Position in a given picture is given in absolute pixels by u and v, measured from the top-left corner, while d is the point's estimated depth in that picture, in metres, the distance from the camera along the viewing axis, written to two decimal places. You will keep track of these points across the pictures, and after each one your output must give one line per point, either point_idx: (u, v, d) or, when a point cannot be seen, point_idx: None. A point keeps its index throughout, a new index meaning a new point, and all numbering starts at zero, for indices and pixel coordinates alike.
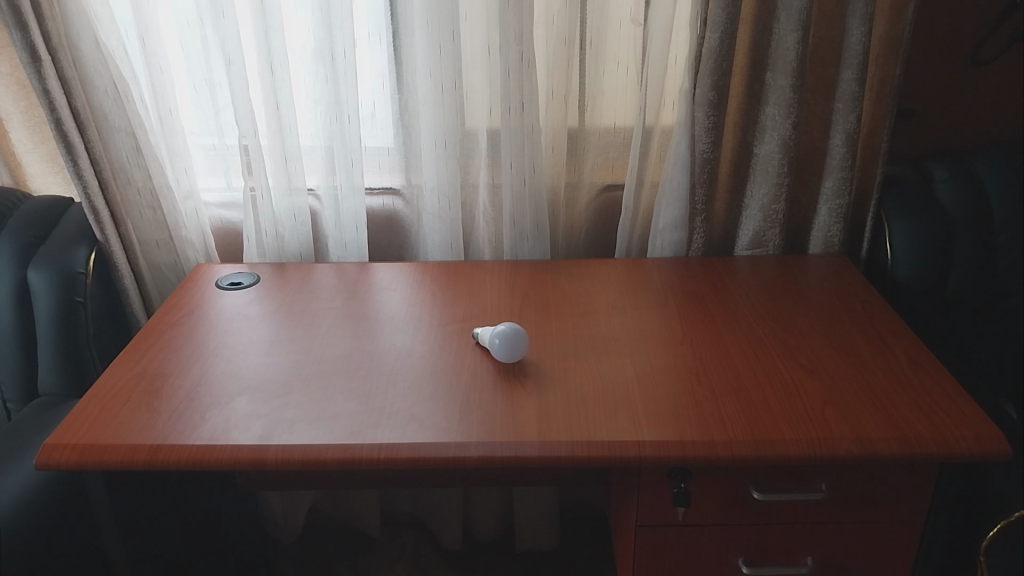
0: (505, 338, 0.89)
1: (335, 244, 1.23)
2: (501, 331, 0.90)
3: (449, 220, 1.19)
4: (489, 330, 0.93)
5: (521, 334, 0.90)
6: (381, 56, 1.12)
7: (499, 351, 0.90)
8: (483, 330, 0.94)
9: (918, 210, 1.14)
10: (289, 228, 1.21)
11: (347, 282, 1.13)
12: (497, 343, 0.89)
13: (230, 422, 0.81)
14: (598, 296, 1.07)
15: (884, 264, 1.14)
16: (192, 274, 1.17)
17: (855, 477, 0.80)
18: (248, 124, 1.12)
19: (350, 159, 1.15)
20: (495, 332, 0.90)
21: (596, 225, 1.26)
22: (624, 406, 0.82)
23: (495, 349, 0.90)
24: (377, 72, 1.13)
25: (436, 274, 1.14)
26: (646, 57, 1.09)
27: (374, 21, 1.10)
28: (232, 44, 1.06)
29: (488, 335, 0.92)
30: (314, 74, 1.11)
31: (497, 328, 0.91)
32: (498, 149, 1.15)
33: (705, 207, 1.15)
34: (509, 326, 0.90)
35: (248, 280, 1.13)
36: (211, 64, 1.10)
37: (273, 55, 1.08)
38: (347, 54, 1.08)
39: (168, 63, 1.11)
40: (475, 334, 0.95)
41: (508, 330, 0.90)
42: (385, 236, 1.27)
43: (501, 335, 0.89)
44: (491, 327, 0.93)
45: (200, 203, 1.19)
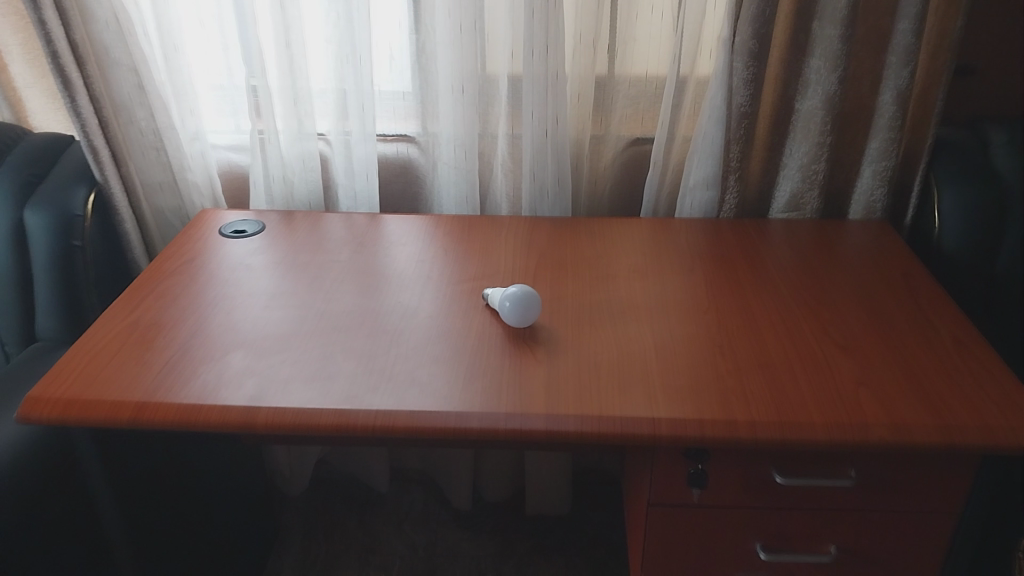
0: (515, 302, 0.83)
1: (345, 192, 1.17)
2: (512, 294, 0.84)
3: (467, 172, 1.13)
4: (498, 293, 0.87)
5: (533, 298, 0.84)
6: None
7: (508, 317, 0.84)
8: (492, 292, 0.89)
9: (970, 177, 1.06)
10: (298, 175, 1.15)
11: (357, 234, 1.08)
12: (507, 308, 0.84)
13: (222, 379, 0.77)
14: (619, 258, 1.00)
15: (929, 234, 1.07)
16: (196, 220, 1.12)
17: (888, 466, 0.74)
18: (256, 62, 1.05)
19: (363, 103, 1.08)
20: (505, 295, 0.85)
21: (622, 182, 1.18)
22: (640, 378, 0.77)
23: (504, 314, 0.84)
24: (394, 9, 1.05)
25: (450, 228, 1.08)
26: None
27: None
28: None
29: (497, 298, 0.87)
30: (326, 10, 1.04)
31: (507, 291, 0.86)
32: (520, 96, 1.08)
33: (741, 163, 1.07)
34: (521, 289, 0.85)
35: (253, 228, 1.08)
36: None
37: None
38: None
39: None
40: (485, 295, 0.89)
41: (519, 294, 0.84)
42: (398, 186, 1.21)
43: (511, 299, 0.84)
44: (500, 290, 0.87)
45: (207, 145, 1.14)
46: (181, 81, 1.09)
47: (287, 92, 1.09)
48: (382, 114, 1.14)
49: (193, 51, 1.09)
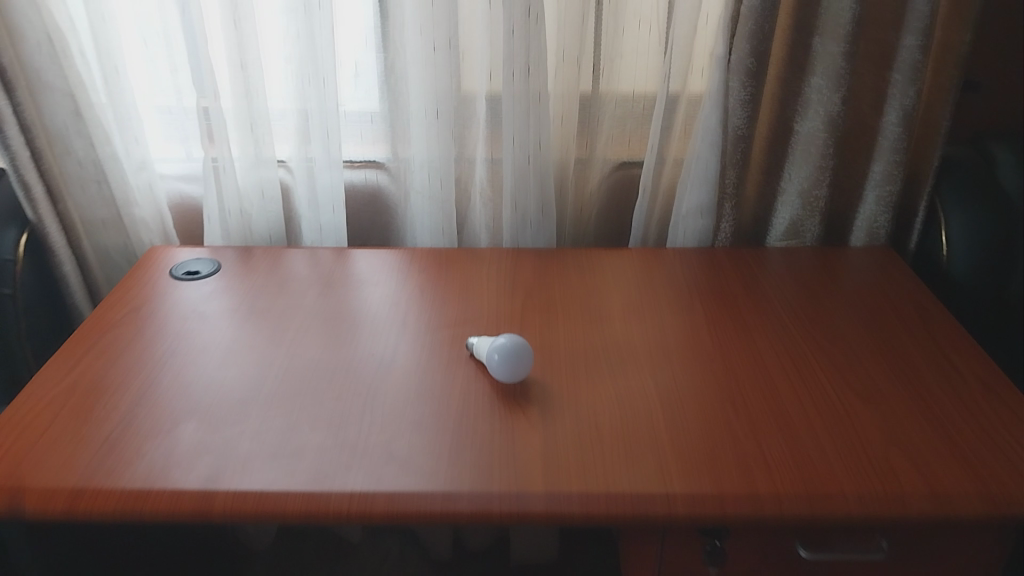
0: (505, 354, 0.75)
1: (309, 225, 1.07)
2: (501, 345, 0.75)
3: (443, 203, 1.04)
4: (485, 342, 0.78)
5: (524, 349, 0.76)
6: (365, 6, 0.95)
7: (496, 370, 0.75)
8: (477, 340, 0.80)
9: (980, 198, 0.99)
10: (256, 207, 1.06)
11: (323, 272, 0.98)
12: (495, 360, 0.75)
13: (171, 459, 0.67)
14: (611, 296, 0.91)
15: (935, 259, 1.00)
16: (143, 260, 1.01)
17: (923, 535, 0.66)
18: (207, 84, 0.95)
19: (327, 127, 0.99)
20: (493, 346, 0.76)
21: (609, 207, 1.10)
22: (648, 441, 0.68)
23: (492, 367, 0.76)
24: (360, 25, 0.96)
25: (425, 264, 0.99)
26: (674, 14, 0.92)
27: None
28: None
29: (484, 348, 0.78)
30: (285, 24, 0.94)
31: (495, 341, 0.77)
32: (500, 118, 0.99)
33: (737, 190, 1.00)
34: (511, 340, 0.76)
35: (207, 269, 0.98)
36: (165, 12, 0.93)
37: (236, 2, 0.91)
38: (324, 6, 0.92)
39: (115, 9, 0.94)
40: (469, 344, 0.80)
41: (509, 345, 0.75)
42: (368, 216, 1.12)
43: (501, 350, 0.75)
44: (487, 339, 0.79)
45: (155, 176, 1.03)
46: (123, 107, 0.98)
47: (242, 117, 0.99)
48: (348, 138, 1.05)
49: (136, 72, 0.98)
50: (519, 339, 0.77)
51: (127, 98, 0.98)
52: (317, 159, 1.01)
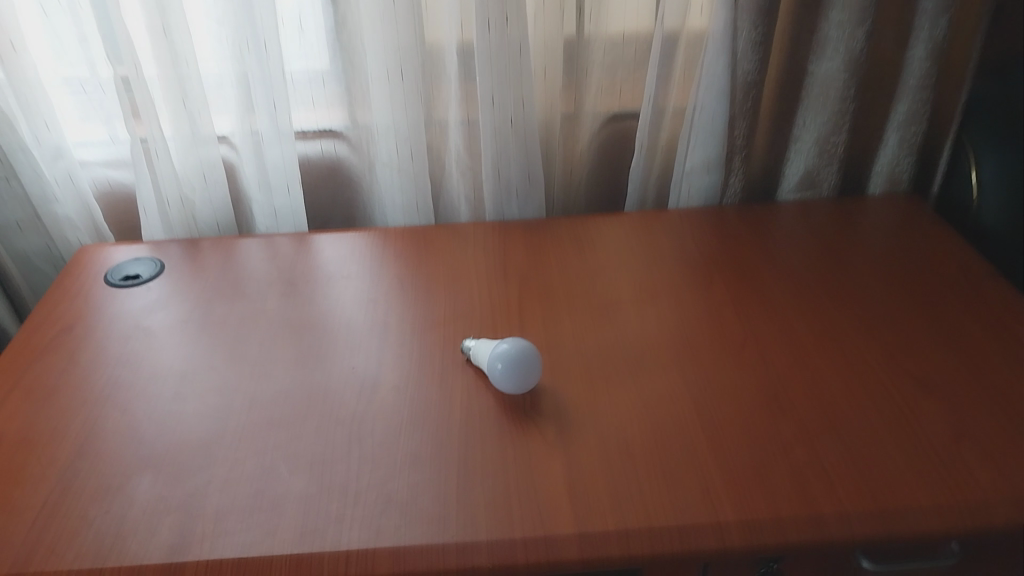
0: (510, 364, 0.64)
1: (262, 209, 0.94)
2: (505, 353, 0.65)
3: (414, 176, 0.91)
4: (485, 347, 0.67)
5: (532, 356, 0.65)
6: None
7: (501, 382, 0.65)
8: (476, 343, 0.69)
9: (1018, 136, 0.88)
10: (199, 194, 0.92)
11: (286, 267, 0.86)
12: (499, 371, 0.64)
13: (123, 529, 0.57)
14: (620, 274, 0.82)
15: (969, 206, 0.91)
16: (73, 263, 0.88)
17: (1004, 543, 0.58)
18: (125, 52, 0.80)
19: (273, 98, 0.85)
20: (496, 354, 0.65)
21: (601, 167, 0.99)
22: (679, 460, 0.59)
23: (495, 377, 0.65)
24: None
25: (401, 249, 0.88)
26: None
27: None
28: None
29: (485, 354, 0.67)
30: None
31: (498, 346, 0.66)
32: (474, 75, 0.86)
33: (748, 141, 0.90)
34: (516, 346, 0.65)
35: (148, 271, 0.85)
36: None
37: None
38: None
39: None
40: (465, 350, 0.70)
41: (514, 353, 0.64)
42: (327, 191, 0.98)
43: (505, 359, 0.64)
44: (487, 343, 0.68)
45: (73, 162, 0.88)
46: (26, 84, 0.82)
47: (171, 90, 0.85)
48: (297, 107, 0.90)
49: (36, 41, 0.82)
50: (525, 343, 0.66)
51: (30, 72, 0.82)
52: (263, 133, 0.87)
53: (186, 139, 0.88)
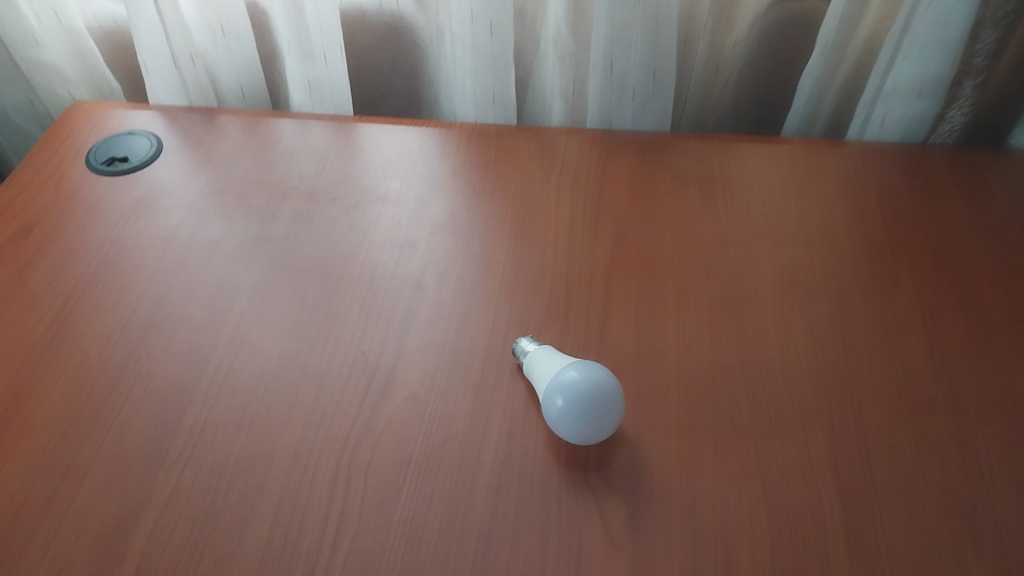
0: (573, 403, 0.43)
1: (295, 79, 0.71)
2: (570, 385, 0.44)
3: (494, 57, 0.66)
4: (545, 365, 0.47)
5: (608, 396, 0.44)
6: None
7: (556, 425, 0.44)
8: (535, 353, 0.48)
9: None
10: (217, 52, 0.72)
11: (318, 163, 0.65)
12: (556, 409, 0.44)
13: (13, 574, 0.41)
14: (763, 243, 0.58)
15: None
16: (59, 129, 0.69)
17: None
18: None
19: None
20: (557, 384, 0.44)
21: (756, 63, 0.71)
22: (825, 569, 0.40)
23: (550, 416, 0.44)
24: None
25: (466, 160, 0.65)
26: None
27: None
28: None
29: (544, 376, 0.46)
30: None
31: (563, 371, 0.45)
32: None
33: (991, 60, 0.61)
34: (588, 377, 0.44)
35: (141, 153, 0.66)
36: None
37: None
38: None
39: None
40: (520, 353, 0.49)
41: (584, 388, 0.43)
42: (385, 52, 0.76)
43: (568, 394, 0.43)
44: (550, 360, 0.47)
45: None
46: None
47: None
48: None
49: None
50: (603, 372, 0.45)
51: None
52: None
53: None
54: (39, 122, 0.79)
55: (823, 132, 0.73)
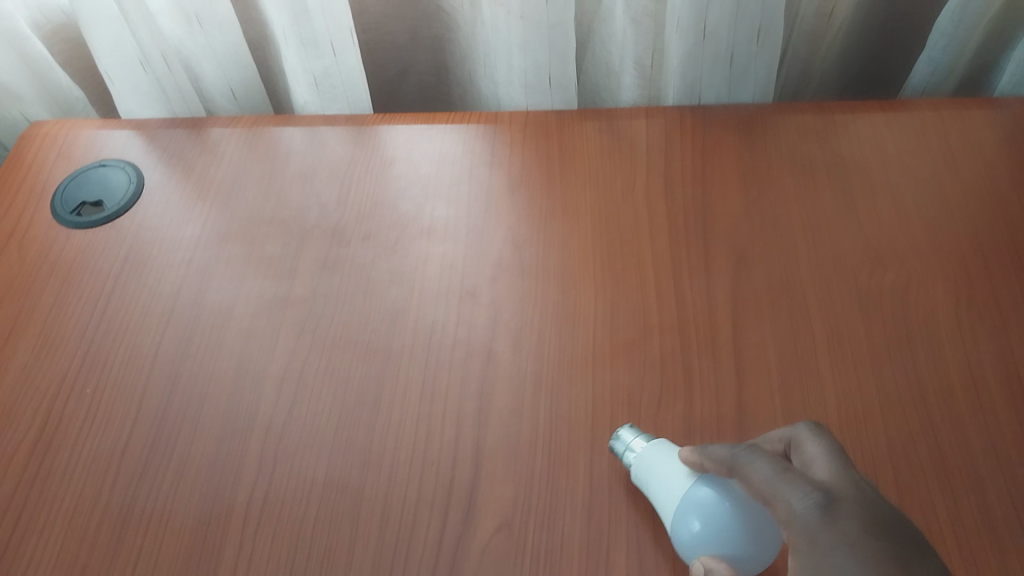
0: (718, 529, 0.32)
1: (297, 74, 0.57)
2: (710, 503, 0.33)
3: (550, 29, 0.52)
4: (658, 466, 0.36)
5: (767, 516, 0.33)
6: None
7: (689, 554, 0.33)
8: (643, 449, 0.37)
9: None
10: (195, 45, 0.58)
11: (343, 187, 0.52)
12: (690, 534, 0.33)
13: None
14: (925, 256, 0.46)
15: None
16: (13, 162, 0.55)
17: None
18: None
19: None
20: (696, 501, 0.33)
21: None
22: None
23: (680, 541, 0.33)
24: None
25: (524, 168, 0.52)
26: None
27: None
28: None
29: (665, 485, 0.35)
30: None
31: (699, 481, 0.34)
32: None
33: None
34: (735, 492, 0.33)
35: (119, 191, 0.53)
36: None
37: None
38: None
39: None
40: (621, 442, 0.38)
41: (733, 510, 0.32)
42: (402, 25, 0.63)
43: (709, 515, 0.33)
44: (669, 461, 0.36)
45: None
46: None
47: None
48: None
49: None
50: None
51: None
52: None
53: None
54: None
55: (958, 82, 0.59)
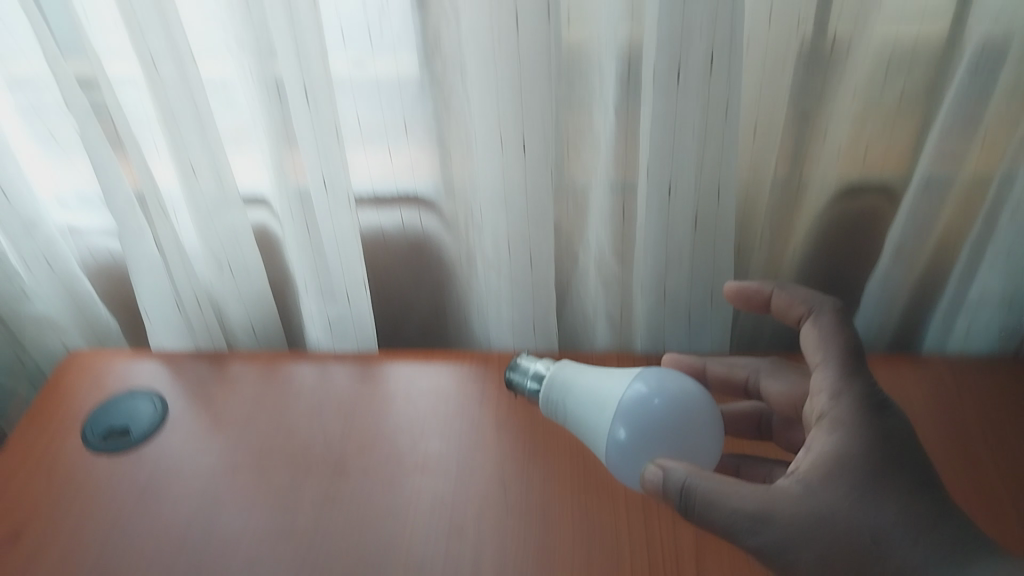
0: (645, 435, 0.44)
1: (313, 317, 0.65)
2: (640, 412, 0.44)
3: (534, 286, 0.63)
4: (585, 389, 0.48)
5: (683, 427, 0.44)
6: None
7: (617, 458, 0.45)
8: (552, 370, 0.51)
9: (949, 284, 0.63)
10: (225, 289, 0.66)
11: (347, 422, 0.58)
12: (620, 441, 0.45)
13: None
14: None
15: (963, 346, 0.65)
16: (53, 389, 0.62)
17: None
18: (99, 78, 0.54)
19: (327, 177, 0.57)
20: (627, 407, 0.45)
21: (805, 269, 0.68)
22: None
23: (612, 449, 0.45)
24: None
25: (509, 407, 0.59)
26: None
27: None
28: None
29: (590, 401, 0.48)
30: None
31: (625, 394, 0.46)
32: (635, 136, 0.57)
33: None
34: (659, 406, 0.44)
35: (144, 420, 0.59)
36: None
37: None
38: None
39: None
40: (529, 368, 0.53)
41: (660, 408, 0.44)
42: (407, 273, 0.73)
43: (638, 425, 0.44)
44: (587, 375, 0.49)
45: (48, 225, 0.63)
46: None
47: (172, 125, 0.56)
48: (364, 153, 0.64)
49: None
50: (677, 383, 0.46)
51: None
52: (315, 199, 0.59)
53: (200, 202, 0.60)
54: (32, 376, 0.73)
55: (891, 341, 0.67)
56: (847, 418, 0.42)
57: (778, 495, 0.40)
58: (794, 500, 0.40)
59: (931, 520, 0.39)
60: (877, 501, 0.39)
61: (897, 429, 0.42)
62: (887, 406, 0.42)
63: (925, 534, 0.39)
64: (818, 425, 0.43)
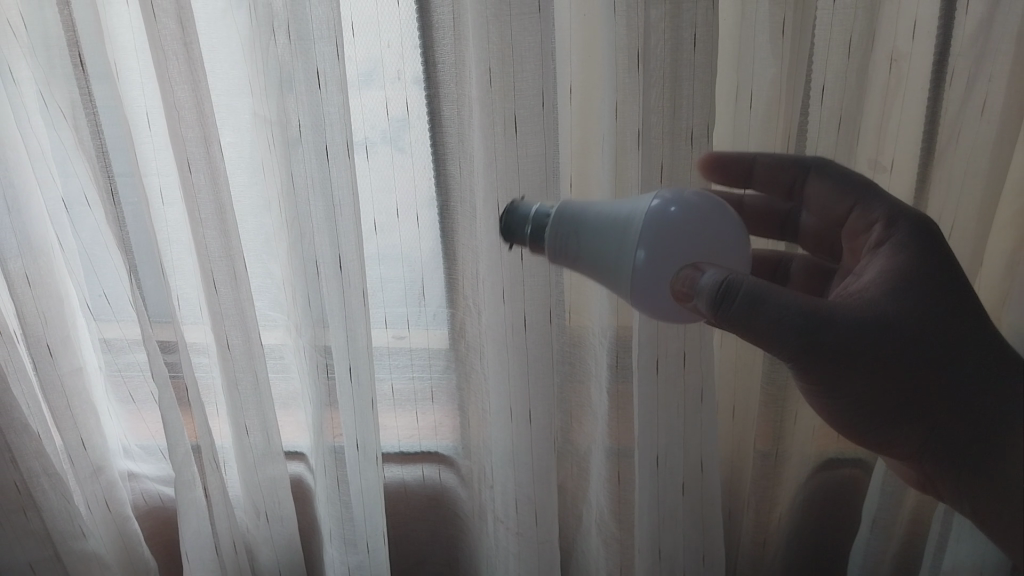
0: (656, 253, 0.44)
1: (334, 565, 0.73)
2: (665, 220, 0.44)
3: (540, 544, 0.69)
4: (588, 209, 0.46)
5: (703, 230, 0.46)
6: (430, 232, 0.65)
7: (634, 276, 0.44)
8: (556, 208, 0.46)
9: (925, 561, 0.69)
10: (259, 534, 0.73)
11: None
12: (638, 260, 0.44)
13: None
14: None
15: None
16: None
17: None
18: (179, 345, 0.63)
19: (361, 440, 0.65)
20: (647, 221, 0.44)
21: (789, 536, 0.74)
22: None
23: (629, 269, 0.44)
24: (422, 242, 0.65)
25: None
26: None
27: (402, 138, 0.60)
28: (205, 259, 0.59)
29: (599, 220, 0.46)
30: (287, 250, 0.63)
31: (649, 208, 0.45)
32: (628, 411, 0.65)
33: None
34: (670, 242, 0.44)
35: None
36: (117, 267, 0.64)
37: (229, 235, 0.59)
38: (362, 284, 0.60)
39: (61, 280, 0.64)
40: (519, 209, 0.48)
41: (677, 212, 0.45)
42: (425, 521, 0.80)
43: (651, 246, 0.44)
44: (593, 204, 0.46)
45: (114, 470, 0.74)
46: (48, 382, 0.65)
47: (234, 389, 0.65)
48: (395, 416, 0.73)
49: (83, 324, 0.67)
50: (695, 198, 0.46)
51: (63, 360, 0.65)
52: (348, 459, 0.67)
53: (249, 455, 0.68)
54: None
55: None
56: (898, 250, 0.50)
57: (826, 307, 0.47)
58: (843, 313, 0.47)
59: (958, 347, 0.49)
60: (915, 315, 0.48)
61: (942, 258, 0.49)
62: (941, 242, 0.50)
63: (949, 353, 0.49)
64: (875, 252, 0.51)
